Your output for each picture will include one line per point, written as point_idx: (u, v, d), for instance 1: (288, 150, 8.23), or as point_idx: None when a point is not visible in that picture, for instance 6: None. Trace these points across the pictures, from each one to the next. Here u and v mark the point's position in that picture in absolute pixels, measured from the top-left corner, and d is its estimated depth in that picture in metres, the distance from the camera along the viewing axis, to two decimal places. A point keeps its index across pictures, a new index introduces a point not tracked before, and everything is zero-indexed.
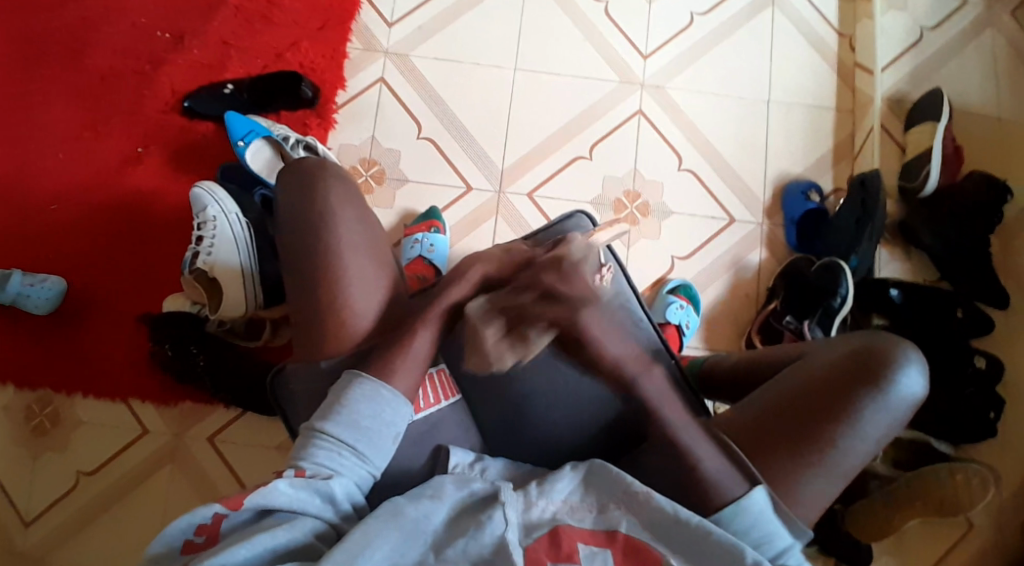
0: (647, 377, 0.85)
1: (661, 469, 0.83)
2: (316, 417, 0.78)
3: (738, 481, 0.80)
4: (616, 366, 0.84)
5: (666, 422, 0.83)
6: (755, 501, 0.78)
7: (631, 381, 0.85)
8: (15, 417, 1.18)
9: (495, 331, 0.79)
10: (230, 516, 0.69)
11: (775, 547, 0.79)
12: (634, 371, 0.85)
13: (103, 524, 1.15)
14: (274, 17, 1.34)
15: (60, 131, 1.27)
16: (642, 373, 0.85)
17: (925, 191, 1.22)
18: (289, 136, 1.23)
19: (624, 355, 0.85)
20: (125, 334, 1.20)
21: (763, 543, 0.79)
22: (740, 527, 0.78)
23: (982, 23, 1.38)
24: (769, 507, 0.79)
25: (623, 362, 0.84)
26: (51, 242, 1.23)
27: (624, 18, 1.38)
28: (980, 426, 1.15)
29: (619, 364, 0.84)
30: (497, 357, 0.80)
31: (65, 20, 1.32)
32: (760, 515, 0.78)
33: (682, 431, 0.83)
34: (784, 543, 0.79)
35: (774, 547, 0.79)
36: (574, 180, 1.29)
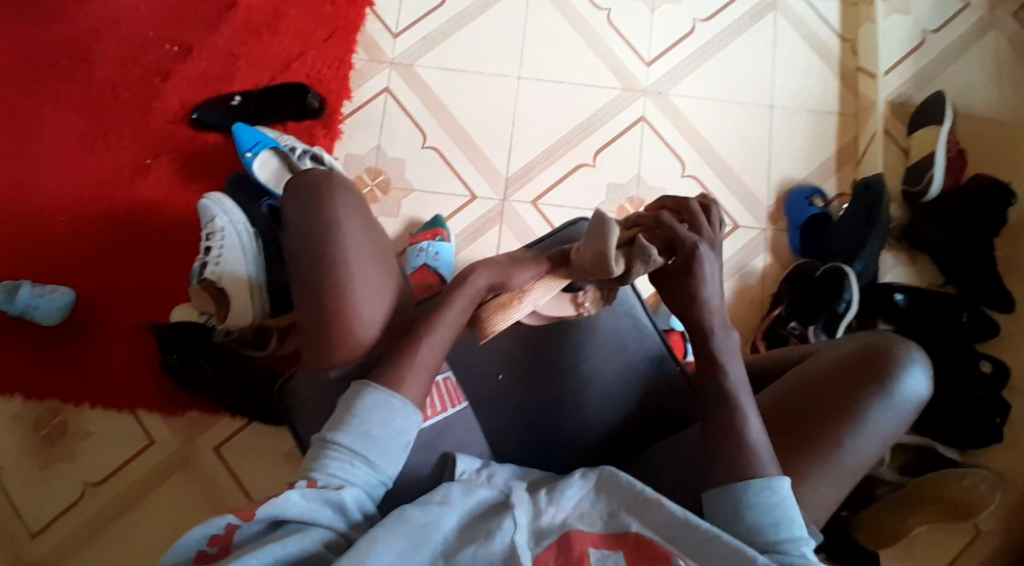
0: (733, 335, 0.82)
1: (684, 479, 0.83)
2: (327, 428, 0.78)
3: (772, 465, 0.77)
4: (702, 309, 0.81)
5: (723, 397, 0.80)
6: (783, 484, 0.76)
7: (713, 330, 0.82)
8: (25, 426, 1.20)
9: (617, 237, 0.77)
10: (242, 527, 0.69)
11: (789, 534, 0.74)
12: (717, 323, 0.82)
13: (108, 535, 1.16)
14: (281, 28, 1.36)
15: (71, 143, 1.29)
16: (723, 329, 0.82)
17: (929, 194, 1.22)
18: (296, 147, 1.24)
19: (713, 304, 0.82)
20: (137, 344, 1.22)
21: (778, 523, 0.74)
22: (761, 503, 0.75)
23: (986, 25, 1.38)
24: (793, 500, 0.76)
25: (711, 309, 0.82)
26: (63, 253, 1.25)
27: (626, 25, 1.38)
28: (986, 431, 1.15)
29: (708, 309, 0.81)
30: (613, 262, 0.75)
31: (77, 34, 1.34)
32: (786, 500, 0.75)
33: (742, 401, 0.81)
34: (801, 533, 0.74)
35: (786, 532, 0.74)
36: (578, 186, 1.30)
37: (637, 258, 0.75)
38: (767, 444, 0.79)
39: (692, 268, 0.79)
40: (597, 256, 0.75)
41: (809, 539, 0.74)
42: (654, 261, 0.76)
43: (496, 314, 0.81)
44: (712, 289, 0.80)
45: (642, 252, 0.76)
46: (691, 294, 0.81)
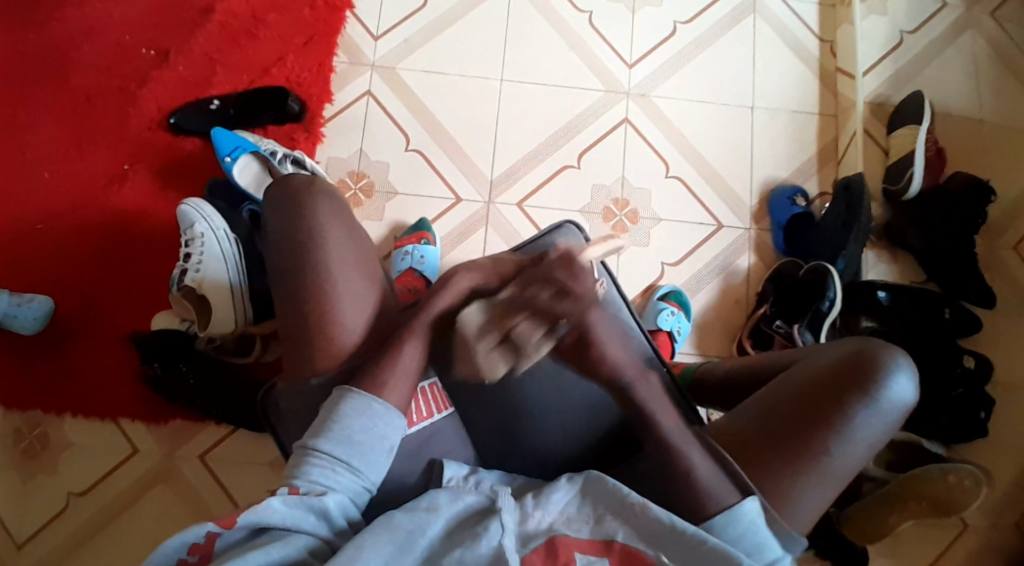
0: (643, 384, 0.85)
1: (656, 468, 0.82)
2: (308, 435, 0.77)
3: (731, 490, 0.79)
4: (613, 369, 0.85)
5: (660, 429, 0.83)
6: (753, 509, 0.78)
7: (626, 384, 0.85)
8: (5, 439, 1.17)
9: (491, 340, 0.79)
10: (223, 535, 0.68)
11: (768, 556, 0.79)
12: (631, 375, 0.85)
13: (95, 546, 1.13)
14: (260, 32, 1.34)
15: (44, 149, 1.27)
16: (639, 378, 0.85)
17: (909, 193, 1.24)
18: (276, 151, 1.22)
19: (623, 359, 0.85)
20: (114, 354, 1.19)
21: (755, 551, 0.78)
22: (729, 536, 0.78)
23: (961, 25, 1.40)
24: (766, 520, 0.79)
25: (620, 366, 0.85)
26: (38, 261, 1.22)
27: (608, 27, 1.39)
28: (971, 425, 1.16)
29: (617, 368, 0.85)
30: (489, 367, 0.79)
31: (50, 38, 1.31)
32: (760, 525, 0.79)
33: (675, 436, 0.82)
34: (777, 554, 0.79)
35: (767, 555, 0.79)
36: (563, 187, 1.30)
37: (508, 360, 0.79)
38: (722, 473, 0.80)
39: (586, 338, 0.83)
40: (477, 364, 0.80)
41: (781, 556, 0.79)
42: (536, 353, 0.79)
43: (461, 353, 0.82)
44: (614, 349, 0.84)
45: (519, 348, 0.78)
46: (594, 358, 0.84)
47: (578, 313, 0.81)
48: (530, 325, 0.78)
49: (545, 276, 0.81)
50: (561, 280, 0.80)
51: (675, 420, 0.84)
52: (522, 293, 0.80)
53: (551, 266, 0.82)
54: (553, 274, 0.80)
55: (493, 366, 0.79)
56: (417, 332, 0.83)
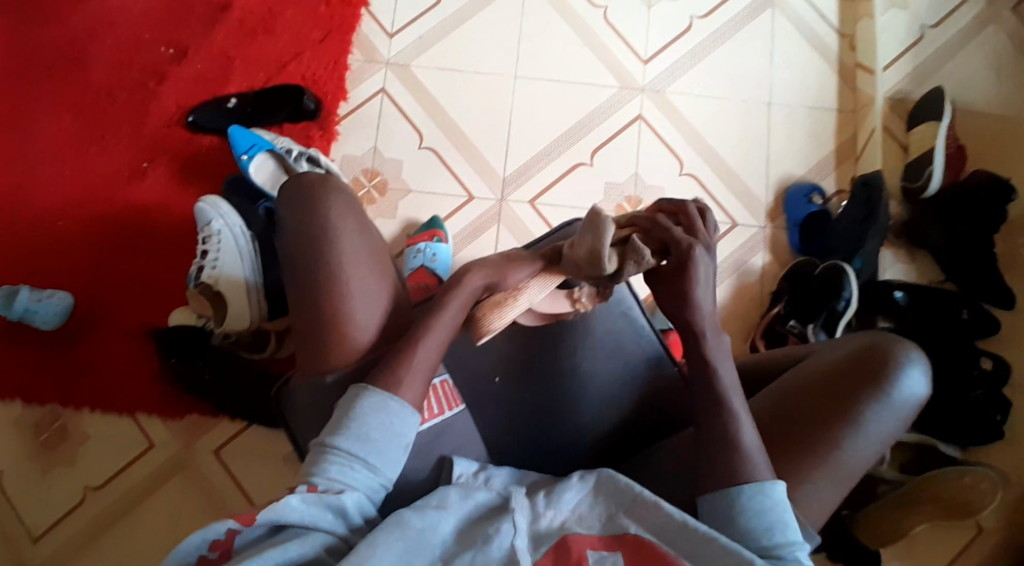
0: (720, 339, 0.83)
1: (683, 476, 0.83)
2: (326, 433, 0.78)
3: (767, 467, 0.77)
4: (694, 315, 0.81)
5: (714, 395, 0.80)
6: (776, 487, 0.75)
7: (699, 333, 0.82)
8: (25, 430, 1.20)
9: (618, 230, 0.75)
10: (242, 532, 0.69)
11: (782, 539, 0.73)
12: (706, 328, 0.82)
13: (111, 538, 1.16)
14: (276, 30, 1.35)
15: (67, 148, 1.29)
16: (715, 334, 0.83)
17: (928, 190, 1.21)
18: (292, 149, 1.24)
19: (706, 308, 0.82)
20: (134, 349, 1.22)
21: (772, 527, 0.73)
22: (753, 508, 0.74)
23: (985, 19, 1.37)
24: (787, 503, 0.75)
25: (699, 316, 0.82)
26: (61, 257, 1.24)
27: (623, 23, 1.38)
28: (988, 428, 1.14)
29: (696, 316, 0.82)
30: (608, 255, 0.74)
31: (72, 38, 1.33)
32: (780, 503, 0.74)
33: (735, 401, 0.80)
34: (794, 538, 0.74)
35: (780, 536, 0.73)
36: (576, 185, 1.30)
37: (631, 258, 0.75)
38: (761, 445, 0.78)
39: (686, 273, 0.80)
40: (591, 253, 0.74)
41: (803, 543, 0.74)
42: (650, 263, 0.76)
43: (491, 311, 0.81)
44: (704, 293, 0.81)
45: (638, 250, 0.75)
46: (684, 297, 0.81)
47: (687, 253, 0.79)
48: (642, 244, 0.79)
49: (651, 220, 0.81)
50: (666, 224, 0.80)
51: (738, 388, 0.82)
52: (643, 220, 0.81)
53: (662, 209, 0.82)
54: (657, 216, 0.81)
55: (611, 256, 0.74)
56: (436, 329, 0.83)
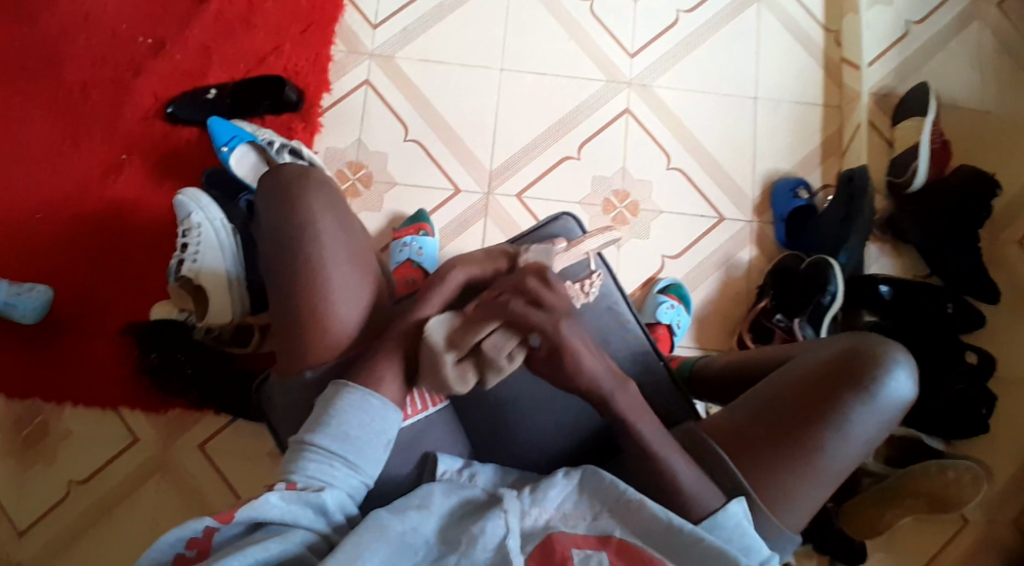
0: (624, 394, 0.79)
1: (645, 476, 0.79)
2: (304, 430, 0.76)
3: (716, 493, 0.78)
4: (592, 382, 0.78)
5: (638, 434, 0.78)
6: (732, 512, 0.77)
7: (606, 397, 0.78)
8: (5, 427, 1.17)
9: (456, 353, 0.77)
10: (220, 530, 0.68)
11: (755, 557, 0.77)
12: (611, 387, 0.79)
13: (96, 535, 1.13)
14: (258, 21, 1.33)
15: (42, 140, 1.26)
16: (619, 389, 0.79)
17: (912, 186, 1.22)
18: (273, 141, 1.21)
19: (600, 373, 0.78)
20: (111, 345, 1.19)
21: (743, 553, 0.77)
22: (720, 539, 0.76)
23: (968, 16, 1.38)
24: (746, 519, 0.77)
25: (599, 379, 0.78)
26: (36, 252, 1.21)
27: (609, 16, 1.37)
28: (974, 421, 1.15)
29: (596, 381, 0.78)
30: (453, 382, 0.77)
31: (48, 27, 1.30)
32: (739, 526, 0.77)
33: (654, 439, 0.79)
34: (764, 554, 0.77)
35: (755, 558, 0.77)
36: (563, 179, 1.29)
37: (476, 374, 0.77)
38: (706, 479, 0.78)
39: (560, 353, 0.77)
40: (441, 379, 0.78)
41: (773, 555, 0.78)
42: (507, 366, 0.77)
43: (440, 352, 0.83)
44: (592, 362, 0.77)
45: (483, 363, 0.77)
46: (572, 373, 0.78)
47: (548, 323, 0.76)
48: (503, 333, 0.77)
49: (516, 288, 0.79)
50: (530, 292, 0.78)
51: (660, 429, 0.80)
52: (493, 302, 0.78)
53: (518, 278, 0.80)
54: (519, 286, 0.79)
55: (460, 378, 0.77)
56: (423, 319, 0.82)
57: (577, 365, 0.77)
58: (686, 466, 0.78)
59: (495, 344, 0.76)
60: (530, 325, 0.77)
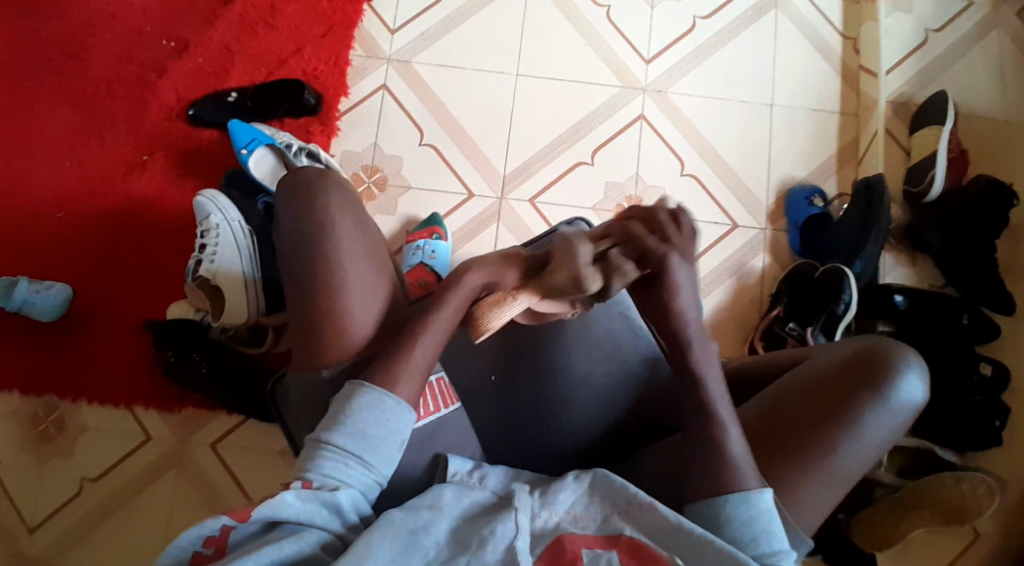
0: (705, 346, 0.82)
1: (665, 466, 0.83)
2: (321, 428, 0.77)
3: (755, 475, 0.76)
4: (679, 322, 0.81)
5: (707, 391, 0.80)
6: (764, 496, 0.75)
7: (687, 341, 0.81)
8: (23, 421, 1.19)
9: (592, 251, 0.76)
10: (237, 528, 0.69)
11: (769, 548, 0.73)
12: (692, 335, 0.82)
13: (107, 531, 1.15)
14: (278, 24, 1.35)
15: (67, 140, 1.29)
16: (699, 340, 0.82)
17: (929, 196, 1.21)
18: (292, 144, 1.23)
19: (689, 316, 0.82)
20: (130, 342, 1.21)
21: (758, 538, 0.73)
22: (739, 517, 0.74)
23: (988, 24, 1.37)
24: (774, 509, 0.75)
25: (686, 323, 0.81)
26: (58, 250, 1.24)
27: (626, 22, 1.37)
28: (987, 433, 1.14)
29: (683, 322, 0.81)
30: (586, 279, 0.75)
31: (74, 30, 1.33)
32: (765, 512, 0.74)
33: (721, 405, 0.80)
34: (781, 546, 0.74)
35: (767, 546, 0.73)
36: (577, 184, 1.29)
37: (610, 277, 0.76)
38: (748, 454, 0.78)
39: (664, 281, 0.79)
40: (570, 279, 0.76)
41: (789, 551, 0.74)
42: (630, 277, 0.77)
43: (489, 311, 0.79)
44: (686, 297, 0.81)
45: (614, 267, 0.76)
46: (665, 305, 0.81)
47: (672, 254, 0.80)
48: (623, 253, 0.77)
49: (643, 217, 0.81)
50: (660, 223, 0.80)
51: (725, 395, 0.81)
52: (619, 227, 0.80)
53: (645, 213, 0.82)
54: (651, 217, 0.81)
55: (594, 276, 0.75)
56: (433, 325, 0.82)
57: (671, 300, 0.81)
58: (691, 472, 0.78)
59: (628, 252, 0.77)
60: (659, 250, 0.79)
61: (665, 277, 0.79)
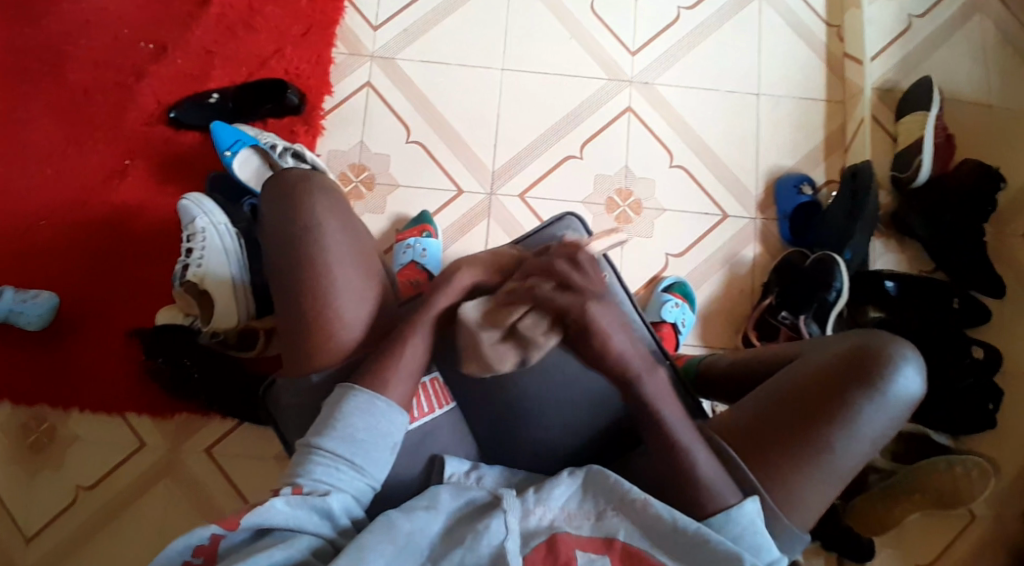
0: (653, 378, 0.80)
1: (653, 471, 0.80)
2: (312, 432, 0.76)
3: (733, 489, 0.78)
4: (619, 362, 0.79)
5: (663, 422, 0.79)
6: (748, 507, 0.76)
7: (633, 378, 0.79)
8: (11, 432, 1.17)
9: (494, 333, 0.78)
10: (227, 536, 0.68)
11: (760, 558, 0.77)
12: (638, 368, 0.79)
13: (103, 540, 1.14)
14: (258, 24, 1.33)
15: (46, 146, 1.26)
16: (646, 372, 0.79)
17: (917, 180, 1.22)
18: (276, 144, 1.21)
19: (628, 352, 0.79)
20: (118, 350, 1.19)
21: (751, 552, 0.76)
22: (730, 533, 0.76)
23: (970, 9, 1.37)
24: (760, 518, 0.77)
25: (626, 359, 0.79)
26: (40, 258, 1.22)
27: (611, 15, 1.36)
28: (980, 416, 1.15)
29: (623, 361, 0.78)
30: (496, 360, 0.78)
31: (50, 33, 1.31)
32: (752, 525, 0.76)
33: (678, 432, 0.79)
34: (772, 555, 0.77)
35: (761, 557, 0.77)
36: (566, 178, 1.29)
37: (519, 353, 0.78)
38: (721, 470, 0.78)
39: (589, 330, 0.77)
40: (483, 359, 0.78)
41: (781, 559, 0.78)
42: (545, 344, 0.78)
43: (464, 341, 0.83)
44: (619, 339, 0.78)
45: (527, 338, 0.77)
46: (597, 352, 0.78)
47: (585, 303, 0.77)
48: (535, 316, 0.77)
49: (545, 268, 0.80)
50: (562, 274, 0.78)
51: (684, 418, 0.80)
52: (523, 286, 0.79)
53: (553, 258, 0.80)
54: (554, 266, 0.79)
55: (501, 358, 0.77)
56: (425, 324, 0.83)
57: (602, 342, 0.78)
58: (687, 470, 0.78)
59: (533, 325, 0.77)
60: (570, 305, 0.77)
61: (586, 329, 0.77)
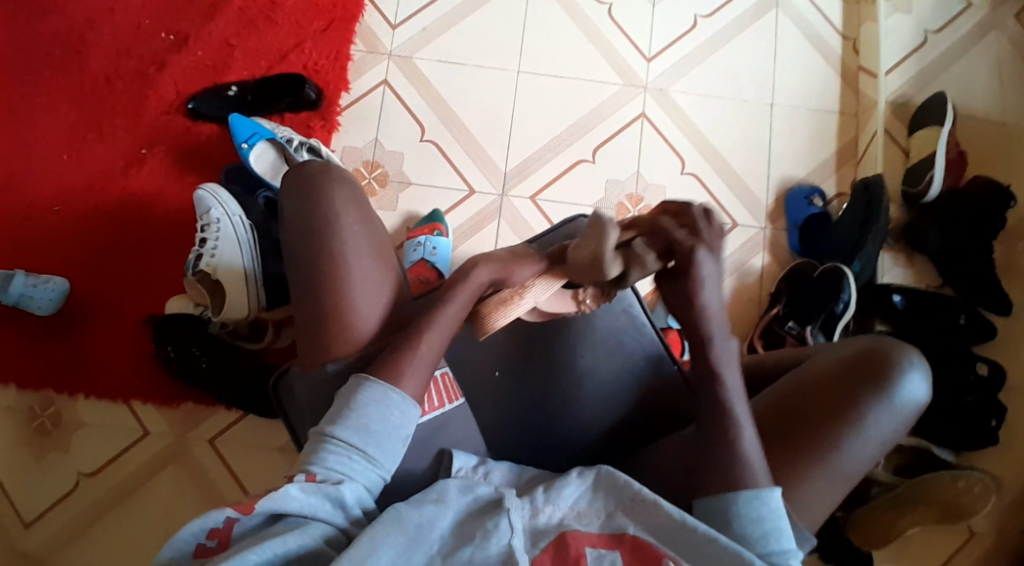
0: (725, 346, 0.82)
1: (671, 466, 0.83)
2: (326, 422, 0.77)
3: (765, 475, 0.77)
4: (700, 321, 0.81)
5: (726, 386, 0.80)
6: (774, 494, 0.75)
7: (710, 338, 0.81)
8: (19, 416, 1.19)
9: (617, 236, 0.75)
10: (241, 520, 0.68)
11: (777, 546, 0.75)
12: (716, 331, 0.81)
13: (104, 527, 1.15)
14: (279, 19, 1.34)
15: (65, 133, 1.28)
16: (723, 337, 0.81)
17: (928, 195, 1.22)
18: (293, 139, 1.23)
19: (714, 312, 0.81)
20: (129, 337, 1.21)
21: (767, 537, 0.74)
22: (749, 515, 0.75)
23: (987, 26, 1.38)
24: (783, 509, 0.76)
25: (709, 320, 0.81)
26: (56, 245, 1.23)
27: (628, 21, 1.37)
28: (982, 433, 1.15)
29: (706, 319, 0.81)
30: (605, 263, 0.73)
31: (73, 22, 1.32)
32: (775, 510, 0.75)
33: (738, 403, 0.80)
34: (788, 545, 0.75)
35: (775, 545, 0.75)
36: (578, 181, 1.30)
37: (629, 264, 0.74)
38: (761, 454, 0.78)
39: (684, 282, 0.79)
40: (591, 259, 0.73)
41: (796, 550, 0.76)
42: (651, 269, 0.75)
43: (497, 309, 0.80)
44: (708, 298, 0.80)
45: (637, 254, 0.74)
46: (685, 303, 0.80)
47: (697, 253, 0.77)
48: (645, 243, 0.75)
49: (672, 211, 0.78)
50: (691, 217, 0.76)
51: (743, 394, 0.81)
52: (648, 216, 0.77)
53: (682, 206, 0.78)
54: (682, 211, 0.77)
55: (613, 260, 0.73)
56: (440, 320, 0.83)
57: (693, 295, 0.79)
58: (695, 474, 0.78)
59: (651, 244, 0.75)
60: (682, 249, 0.77)
61: (689, 271, 0.78)
